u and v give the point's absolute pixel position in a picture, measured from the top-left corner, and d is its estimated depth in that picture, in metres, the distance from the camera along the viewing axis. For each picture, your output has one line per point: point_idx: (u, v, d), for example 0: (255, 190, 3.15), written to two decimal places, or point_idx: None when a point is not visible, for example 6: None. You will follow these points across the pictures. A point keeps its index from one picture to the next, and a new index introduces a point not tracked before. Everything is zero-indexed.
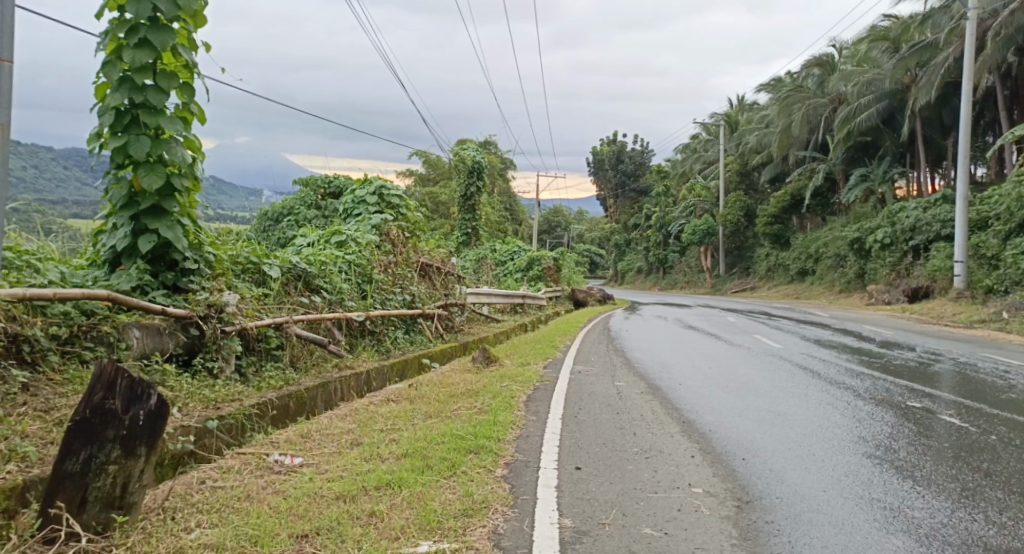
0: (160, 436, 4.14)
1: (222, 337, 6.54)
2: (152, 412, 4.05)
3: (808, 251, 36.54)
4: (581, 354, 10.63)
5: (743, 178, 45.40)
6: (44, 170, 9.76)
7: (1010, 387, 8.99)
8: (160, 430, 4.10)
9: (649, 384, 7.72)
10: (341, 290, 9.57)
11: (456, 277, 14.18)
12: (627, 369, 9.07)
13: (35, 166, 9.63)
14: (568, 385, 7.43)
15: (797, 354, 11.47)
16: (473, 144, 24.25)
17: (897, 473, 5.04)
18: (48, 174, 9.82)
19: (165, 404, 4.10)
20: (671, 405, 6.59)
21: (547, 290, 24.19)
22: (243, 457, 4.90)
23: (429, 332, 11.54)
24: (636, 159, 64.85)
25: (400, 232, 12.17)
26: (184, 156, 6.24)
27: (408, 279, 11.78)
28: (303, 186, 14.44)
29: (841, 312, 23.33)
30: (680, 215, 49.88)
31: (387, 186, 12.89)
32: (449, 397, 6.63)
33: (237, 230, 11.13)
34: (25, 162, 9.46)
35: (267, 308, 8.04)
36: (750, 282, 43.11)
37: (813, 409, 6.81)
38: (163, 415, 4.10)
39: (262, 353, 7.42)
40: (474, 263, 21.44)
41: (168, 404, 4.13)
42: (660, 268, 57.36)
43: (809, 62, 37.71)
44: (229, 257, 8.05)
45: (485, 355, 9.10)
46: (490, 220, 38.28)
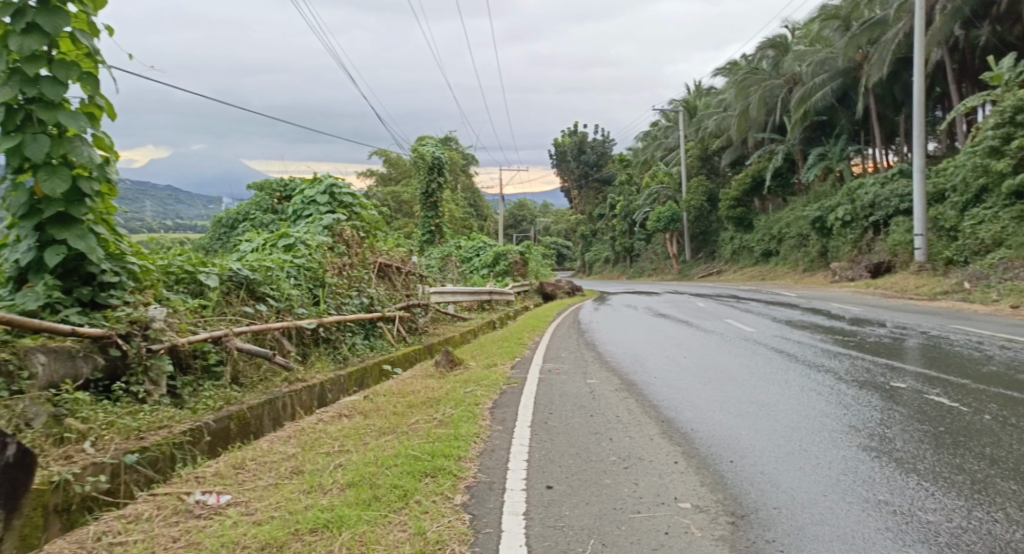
0: (18, 495, 3.81)
1: (148, 357, 5.92)
2: (10, 465, 3.73)
3: (771, 232, 36.43)
4: (550, 350, 10.07)
5: (704, 163, 45.31)
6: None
7: (987, 358, 8.57)
8: (19, 488, 3.79)
9: (623, 380, 7.17)
10: (290, 297, 8.90)
11: (419, 276, 13.53)
12: (599, 363, 8.50)
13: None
14: (538, 386, 6.85)
15: (771, 337, 11.01)
16: (432, 140, 23.56)
17: (898, 467, 4.54)
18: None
19: (25, 455, 3.79)
20: (647, 402, 6.04)
21: (514, 285, 23.64)
22: (157, 498, 4.21)
23: (390, 336, 10.92)
24: (598, 149, 65.27)
25: (354, 232, 11.46)
26: (90, 156, 5.59)
27: (366, 281, 11.12)
28: (256, 190, 13.38)
29: (807, 292, 23.11)
30: (644, 203, 49.64)
31: (338, 184, 12.13)
32: (408, 408, 6.02)
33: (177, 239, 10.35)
34: None
35: (204, 321, 7.42)
36: (716, 267, 42.98)
37: (796, 394, 6.32)
38: (24, 470, 3.79)
39: (199, 372, 6.80)
40: (439, 261, 20.80)
41: (28, 456, 3.82)
42: (627, 256, 57.16)
43: (764, 44, 37.52)
44: (160, 268, 7.43)
45: (449, 358, 8.50)
46: (455, 217, 37.71)
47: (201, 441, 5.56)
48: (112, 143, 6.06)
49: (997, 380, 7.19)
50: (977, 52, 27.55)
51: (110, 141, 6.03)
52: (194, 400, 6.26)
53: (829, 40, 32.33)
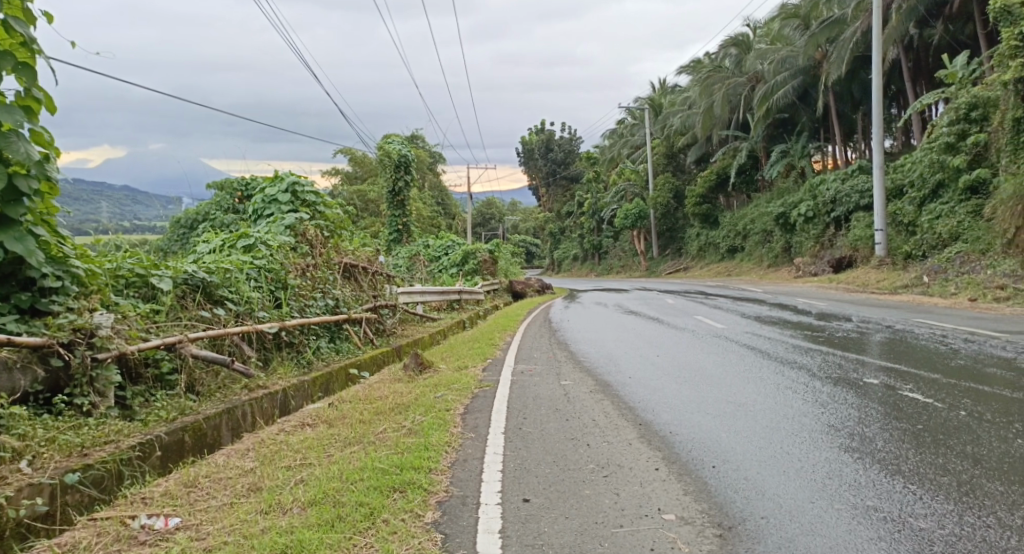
0: None
1: (94, 367, 5.76)
2: None
3: (735, 228, 36.58)
4: (521, 351, 9.82)
5: (671, 160, 45.41)
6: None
7: (954, 352, 8.45)
8: None
9: (597, 380, 6.94)
10: (250, 299, 8.56)
11: (386, 276, 13.19)
12: (572, 364, 8.27)
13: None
14: (510, 389, 6.60)
15: (741, 333, 10.87)
16: (399, 137, 23.13)
17: (882, 469, 4.36)
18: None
19: None
20: (623, 404, 5.82)
21: (483, 284, 23.36)
22: (99, 523, 3.90)
23: (356, 338, 10.60)
24: (565, 146, 65.24)
25: (318, 232, 11.08)
26: (27, 153, 5.52)
27: (331, 282, 10.77)
28: (217, 190, 12.87)
29: (773, 287, 23.18)
30: (611, 200, 49.65)
31: (300, 182, 11.73)
32: (374, 415, 5.74)
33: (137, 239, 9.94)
34: None
35: (157, 327, 7.12)
36: (683, 263, 43.10)
37: (773, 392, 6.13)
38: None
39: (152, 381, 6.50)
40: (406, 260, 20.45)
41: None
42: (596, 254, 57.14)
43: (726, 43, 37.61)
44: (108, 272, 7.13)
45: (418, 361, 8.20)
46: (422, 216, 37.36)
47: (151, 457, 5.28)
48: (50, 138, 5.85)
49: (968, 372, 7.06)
50: (931, 50, 27.79)
51: (48, 137, 5.82)
52: (145, 413, 6.02)
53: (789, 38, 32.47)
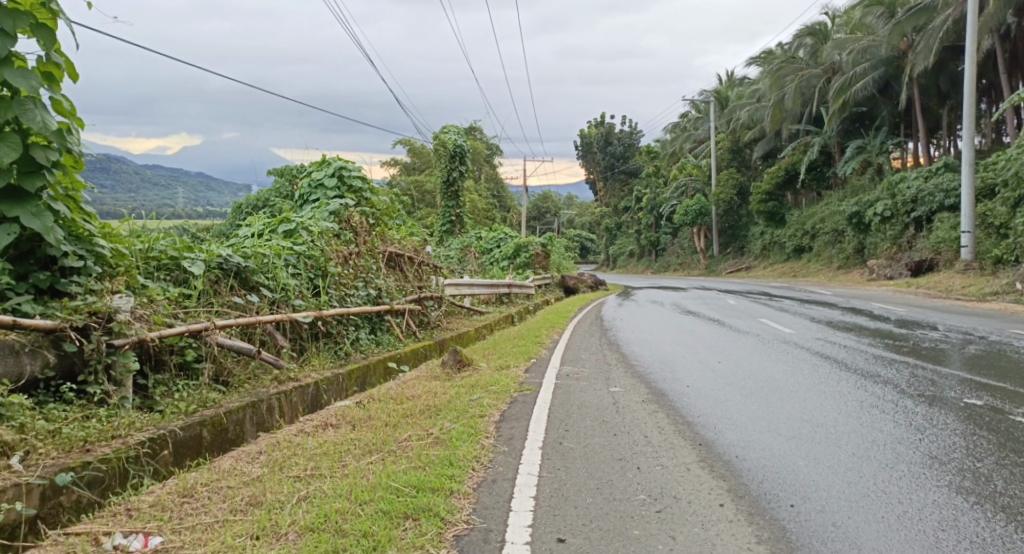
0: None
1: (110, 353, 5.34)
2: None
3: (804, 227, 35.19)
4: (569, 352, 9.21)
5: (735, 156, 44.05)
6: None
7: None
8: None
9: (651, 389, 6.33)
10: (287, 287, 8.16)
11: (432, 267, 12.71)
12: (624, 369, 7.65)
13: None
14: (554, 395, 6.03)
15: (811, 340, 10.06)
16: (456, 126, 22.66)
17: (1008, 520, 3.68)
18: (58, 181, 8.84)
19: None
20: (681, 418, 5.19)
21: (535, 278, 22.82)
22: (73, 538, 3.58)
23: (398, 331, 10.11)
24: (624, 141, 64.23)
25: (363, 219, 10.68)
26: (45, 121, 5.23)
27: (374, 271, 10.31)
28: (277, 176, 12.53)
29: (845, 290, 22.03)
30: (672, 196, 48.57)
31: (347, 167, 11.32)
32: (402, 421, 5.23)
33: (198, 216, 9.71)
34: None
35: (185, 312, 6.72)
36: (745, 262, 41.78)
37: (857, 411, 5.46)
38: None
39: (174, 370, 6.13)
40: (458, 251, 20.00)
41: None
42: (653, 251, 56.06)
43: (801, 33, 36.15)
44: (139, 253, 6.80)
45: (458, 358, 7.72)
46: (477, 207, 36.95)
47: (160, 452, 4.74)
48: (71, 109, 5.52)
49: None
50: None
51: (69, 106, 5.51)
52: (163, 404, 5.65)
53: (871, 27, 30.94)
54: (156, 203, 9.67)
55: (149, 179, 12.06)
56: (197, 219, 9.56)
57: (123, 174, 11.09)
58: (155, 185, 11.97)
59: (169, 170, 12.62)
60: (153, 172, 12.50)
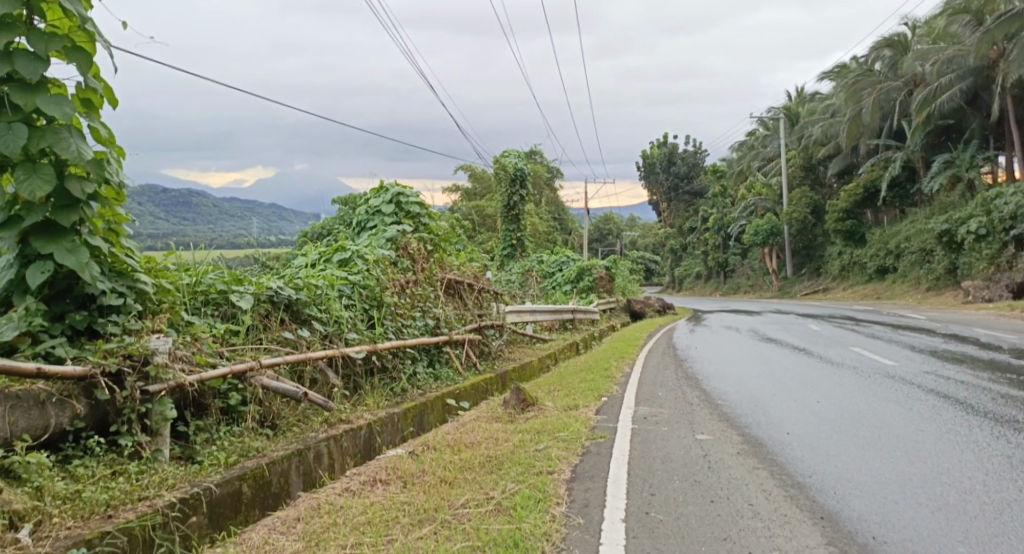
0: None
1: (146, 401, 4.87)
2: None
3: (887, 246, 33.56)
4: (643, 389, 8.49)
5: (808, 172, 42.58)
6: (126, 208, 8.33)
7: None
8: None
9: (744, 438, 5.77)
10: (340, 319, 7.68)
11: (493, 294, 12.14)
12: (707, 408, 7.07)
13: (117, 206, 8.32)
14: (634, 443, 5.54)
15: (920, 373, 9.18)
16: (517, 150, 22.26)
17: None
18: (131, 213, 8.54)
19: None
20: (791, 482, 4.66)
21: (600, 303, 22.11)
22: None
23: (457, 363, 9.53)
24: (689, 160, 63.07)
25: (421, 245, 10.18)
26: (80, 151, 4.72)
27: (432, 300, 9.79)
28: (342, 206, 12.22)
29: (939, 313, 20.72)
30: (741, 216, 47.30)
31: (404, 192, 10.90)
32: (459, 478, 4.69)
33: (265, 244, 9.44)
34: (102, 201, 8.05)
35: (232, 350, 6.30)
36: (822, 284, 40.16)
37: (1001, 475, 4.80)
38: None
39: (218, 415, 5.69)
40: (520, 276, 19.48)
41: None
42: (721, 272, 54.57)
43: (878, 44, 34.82)
44: (186, 289, 6.41)
45: (521, 397, 7.10)
46: (539, 231, 36.50)
47: (192, 516, 4.38)
48: (110, 136, 4.95)
49: None
50: None
51: (109, 134, 4.96)
52: (203, 454, 5.19)
53: (956, 36, 29.54)
54: (230, 234, 9.58)
55: (227, 212, 11.94)
56: (267, 251, 9.25)
57: (200, 208, 11.03)
58: (230, 216, 11.70)
59: (245, 202, 12.47)
60: (230, 205, 12.37)
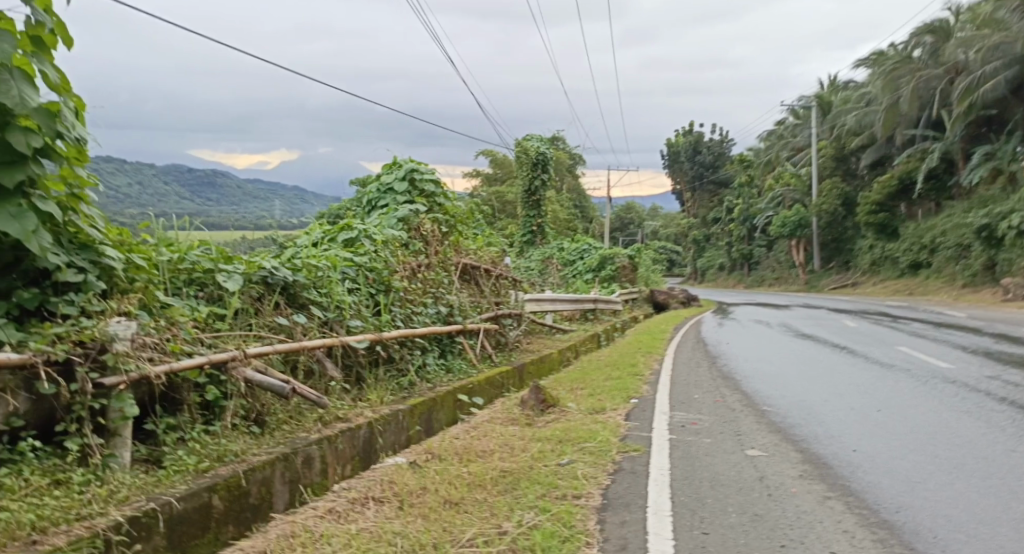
0: None
1: (98, 395, 4.15)
2: None
3: (920, 241, 32.35)
4: (675, 390, 7.68)
5: (841, 163, 41.25)
6: (143, 185, 8.04)
7: None
8: None
9: (805, 456, 5.02)
10: (343, 304, 6.90)
11: (512, 282, 11.38)
12: (753, 416, 6.28)
13: (137, 183, 8.03)
14: (677, 460, 4.82)
15: (981, 379, 8.28)
16: (539, 134, 21.53)
17: None
18: (150, 191, 8.22)
19: None
20: (876, 522, 3.93)
21: (622, 293, 21.31)
22: None
23: (472, 355, 8.76)
24: (715, 149, 61.83)
25: (436, 227, 9.42)
26: (31, 100, 4.04)
27: (446, 286, 9.01)
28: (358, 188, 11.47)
29: (974, 311, 19.74)
30: (767, 207, 46.23)
31: (419, 169, 10.09)
32: (468, 498, 4.05)
33: (274, 220, 8.81)
34: (129, 179, 7.94)
35: (215, 337, 5.57)
36: (851, 278, 38.99)
37: None
38: None
39: (195, 411, 4.96)
40: (539, 263, 18.71)
41: None
42: (745, 264, 53.52)
43: (919, 30, 33.54)
44: (166, 266, 5.69)
45: (541, 397, 6.36)
46: (559, 219, 35.66)
47: (143, 542, 3.80)
48: (62, 82, 4.28)
49: None
50: None
51: (62, 82, 4.30)
52: (170, 458, 4.47)
53: (1004, 23, 28.52)
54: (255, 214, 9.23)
55: None
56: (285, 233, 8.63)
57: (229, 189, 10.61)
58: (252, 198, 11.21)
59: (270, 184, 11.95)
60: None
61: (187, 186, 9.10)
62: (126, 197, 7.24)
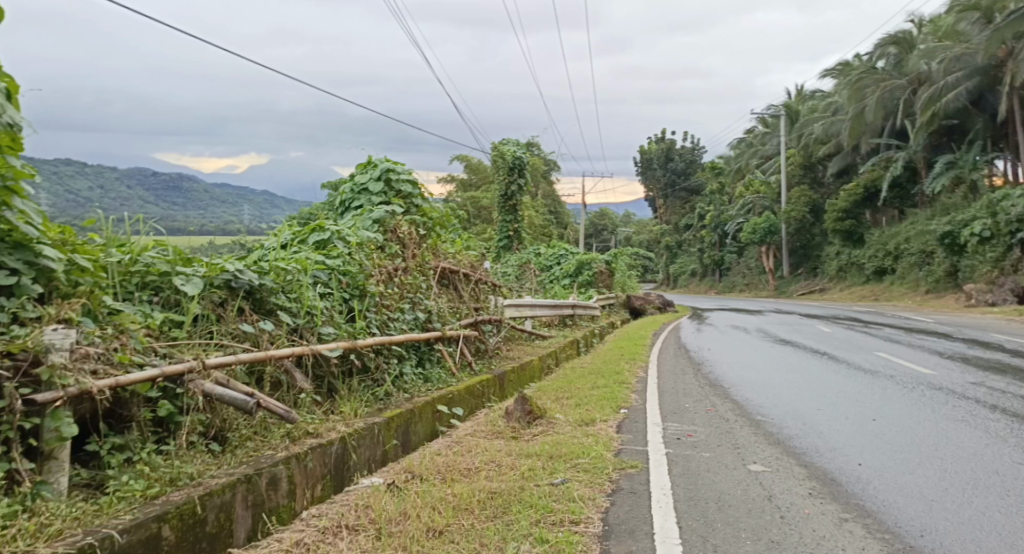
0: None
1: (29, 416, 3.65)
2: None
3: (885, 247, 32.46)
4: (667, 399, 7.29)
5: (808, 171, 41.53)
6: (107, 190, 7.67)
7: None
8: None
9: (810, 471, 4.65)
10: (314, 309, 6.38)
11: (491, 287, 10.92)
12: (748, 426, 5.91)
13: (100, 187, 7.65)
14: (680, 479, 4.44)
15: (972, 386, 7.97)
16: (516, 137, 21.15)
17: None
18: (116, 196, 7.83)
19: None
20: (901, 549, 3.55)
21: (599, 299, 20.96)
22: None
23: (450, 363, 8.28)
24: (687, 156, 61.97)
25: (413, 229, 8.94)
26: None
27: (424, 291, 8.54)
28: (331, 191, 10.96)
29: (946, 317, 19.65)
30: (740, 213, 46.31)
31: (395, 169, 9.60)
32: (452, 525, 3.63)
33: (244, 224, 8.33)
34: (90, 182, 7.54)
35: (172, 346, 5.06)
36: (819, 284, 39.14)
37: None
38: None
39: (146, 429, 4.46)
40: (516, 268, 18.29)
41: None
42: (718, 270, 53.58)
43: (883, 41, 33.60)
44: (115, 268, 5.17)
45: (527, 408, 5.92)
46: (536, 225, 35.34)
47: None
48: None
49: None
50: None
51: None
52: (115, 483, 3.97)
53: (965, 35, 28.71)
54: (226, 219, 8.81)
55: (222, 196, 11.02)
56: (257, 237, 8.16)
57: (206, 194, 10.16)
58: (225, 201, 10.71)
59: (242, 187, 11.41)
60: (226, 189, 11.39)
61: (151, 191, 8.41)
62: (84, 199, 6.81)
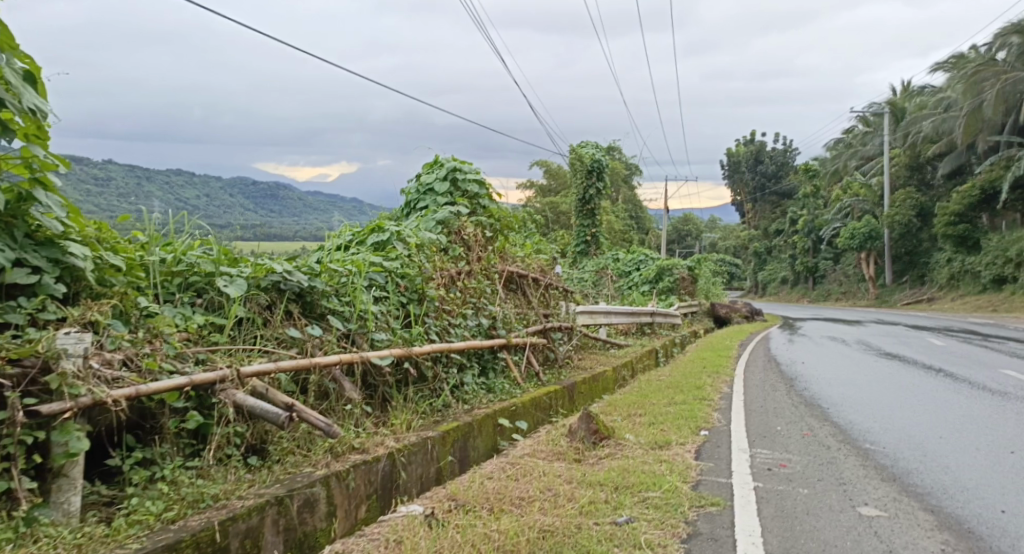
0: None
1: (35, 429, 3.36)
2: None
3: (1005, 254, 30.21)
4: (755, 420, 6.60)
5: (915, 172, 39.48)
6: (209, 195, 7.61)
7: None
8: None
9: (939, 520, 4.32)
10: (368, 314, 5.98)
11: (562, 293, 10.35)
12: (855, 458, 5.45)
13: (206, 195, 7.59)
14: (776, 524, 4.12)
15: None
16: (595, 141, 20.57)
17: None
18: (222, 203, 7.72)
19: None
20: None
21: (681, 306, 20.08)
22: None
23: (516, 372, 7.76)
24: (777, 159, 59.80)
25: (479, 231, 8.52)
26: None
27: (489, 296, 8.05)
28: None
29: None
30: (835, 218, 44.44)
31: (461, 168, 9.18)
32: None
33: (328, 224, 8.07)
34: (197, 191, 7.51)
35: (212, 352, 4.74)
36: (927, 293, 36.74)
37: None
38: None
39: (177, 442, 4.12)
40: (593, 274, 17.67)
41: None
42: (810, 278, 51.28)
43: (1005, 30, 31.53)
44: (155, 268, 4.91)
45: (592, 428, 5.35)
46: (615, 230, 34.55)
47: None
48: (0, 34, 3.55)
49: None
50: None
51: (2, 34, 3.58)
52: (130, 503, 3.63)
53: None
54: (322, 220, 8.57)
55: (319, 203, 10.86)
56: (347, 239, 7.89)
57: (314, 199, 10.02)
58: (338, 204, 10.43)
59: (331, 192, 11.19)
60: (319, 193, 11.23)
61: (250, 199, 8.35)
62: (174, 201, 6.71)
